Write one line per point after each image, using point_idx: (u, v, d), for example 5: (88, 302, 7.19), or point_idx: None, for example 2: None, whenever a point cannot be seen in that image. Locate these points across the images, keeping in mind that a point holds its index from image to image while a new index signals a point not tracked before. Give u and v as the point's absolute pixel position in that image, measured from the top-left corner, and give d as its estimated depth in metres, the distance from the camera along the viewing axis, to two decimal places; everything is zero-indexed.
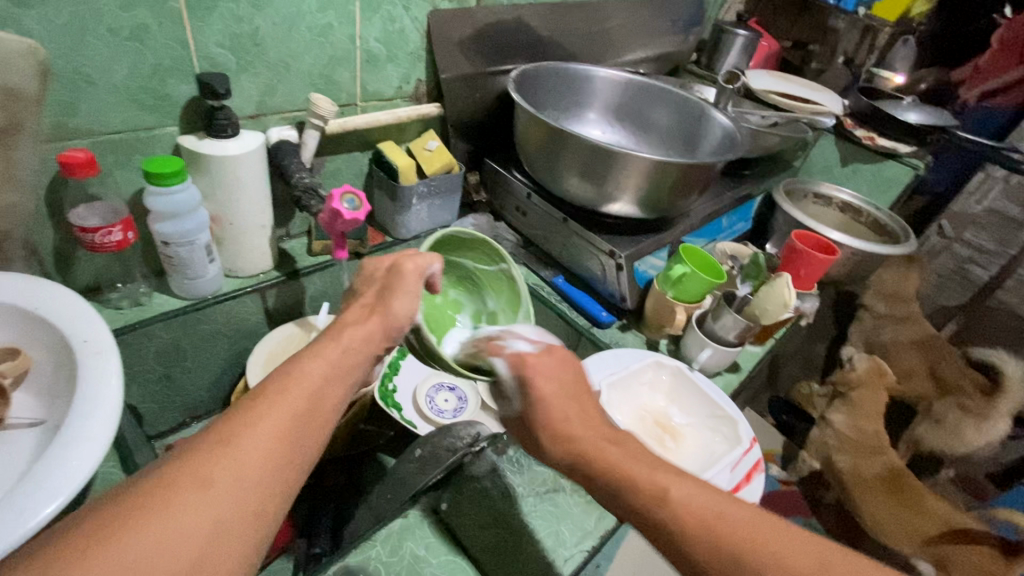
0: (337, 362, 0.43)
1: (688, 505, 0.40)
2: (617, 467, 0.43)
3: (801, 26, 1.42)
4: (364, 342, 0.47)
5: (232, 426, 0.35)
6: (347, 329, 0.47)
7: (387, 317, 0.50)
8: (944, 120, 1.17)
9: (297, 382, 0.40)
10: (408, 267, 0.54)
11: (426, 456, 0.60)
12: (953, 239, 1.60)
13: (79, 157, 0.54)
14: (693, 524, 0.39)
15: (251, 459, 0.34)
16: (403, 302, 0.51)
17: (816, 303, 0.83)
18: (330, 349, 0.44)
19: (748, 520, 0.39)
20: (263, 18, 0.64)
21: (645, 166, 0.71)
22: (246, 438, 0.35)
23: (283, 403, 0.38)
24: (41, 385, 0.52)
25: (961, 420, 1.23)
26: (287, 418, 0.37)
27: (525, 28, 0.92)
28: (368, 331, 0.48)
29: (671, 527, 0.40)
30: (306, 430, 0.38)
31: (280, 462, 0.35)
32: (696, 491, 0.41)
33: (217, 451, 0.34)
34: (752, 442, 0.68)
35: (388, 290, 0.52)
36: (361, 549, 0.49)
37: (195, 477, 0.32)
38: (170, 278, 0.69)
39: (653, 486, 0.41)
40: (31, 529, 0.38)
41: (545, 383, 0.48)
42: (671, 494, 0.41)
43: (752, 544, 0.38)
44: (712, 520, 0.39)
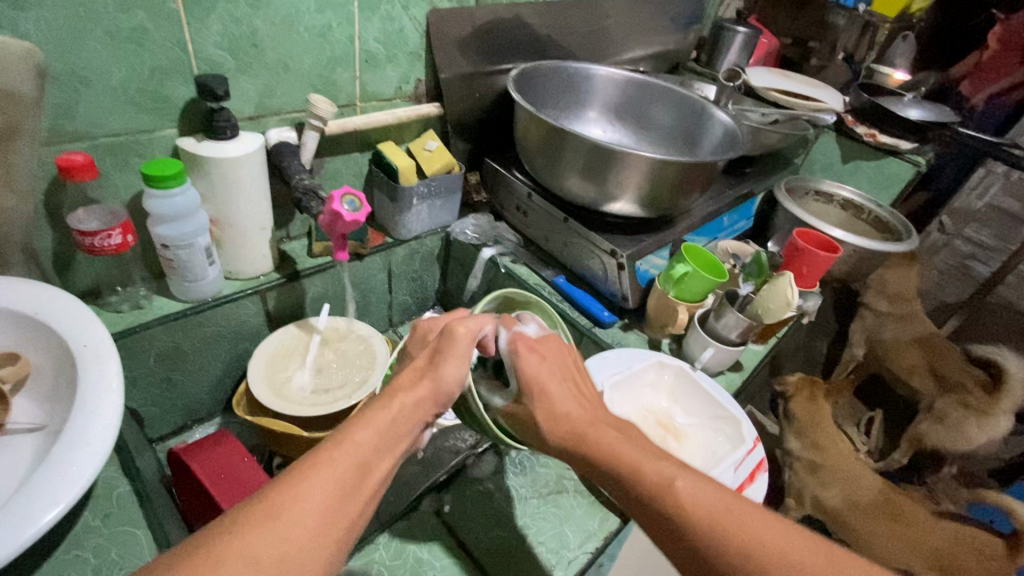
0: (387, 430, 0.41)
1: (696, 505, 0.39)
2: (618, 454, 0.43)
3: (801, 23, 1.41)
4: (416, 411, 0.44)
5: (279, 496, 0.34)
6: (399, 394, 0.44)
7: (437, 383, 0.46)
8: (945, 117, 1.15)
9: (348, 450, 0.38)
10: (459, 331, 0.48)
11: (429, 457, 0.65)
12: (953, 236, 1.60)
13: (77, 160, 0.54)
14: (700, 518, 0.39)
15: (298, 537, 0.33)
16: (454, 368, 0.47)
17: (818, 301, 0.83)
18: (383, 413, 0.42)
19: (760, 521, 0.39)
20: (260, 19, 0.64)
21: (646, 165, 0.70)
22: (294, 508, 0.34)
23: (332, 474, 0.36)
24: (41, 392, 0.52)
25: (963, 417, 1.22)
26: (337, 491, 0.36)
27: (524, 26, 0.91)
28: (419, 397, 0.44)
29: (678, 523, 0.39)
30: (353, 504, 0.36)
31: (323, 542, 0.34)
32: (699, 483, 0.40)
33: (265, 525, 0.33)
34: (755, 441, 0.68)
35: (440, 355, 0.47)
36: (365, 551, 0.50)
37: (241, 551, 0.31)
38: (170, 280, 0.69)
39: (658, 477, 0.41)
40: (35, 533, 0.37)
41: (542, 365, 0.50)
42: (679, 491, 0.40)
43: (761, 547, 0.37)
44: (720, 517, 0.39)
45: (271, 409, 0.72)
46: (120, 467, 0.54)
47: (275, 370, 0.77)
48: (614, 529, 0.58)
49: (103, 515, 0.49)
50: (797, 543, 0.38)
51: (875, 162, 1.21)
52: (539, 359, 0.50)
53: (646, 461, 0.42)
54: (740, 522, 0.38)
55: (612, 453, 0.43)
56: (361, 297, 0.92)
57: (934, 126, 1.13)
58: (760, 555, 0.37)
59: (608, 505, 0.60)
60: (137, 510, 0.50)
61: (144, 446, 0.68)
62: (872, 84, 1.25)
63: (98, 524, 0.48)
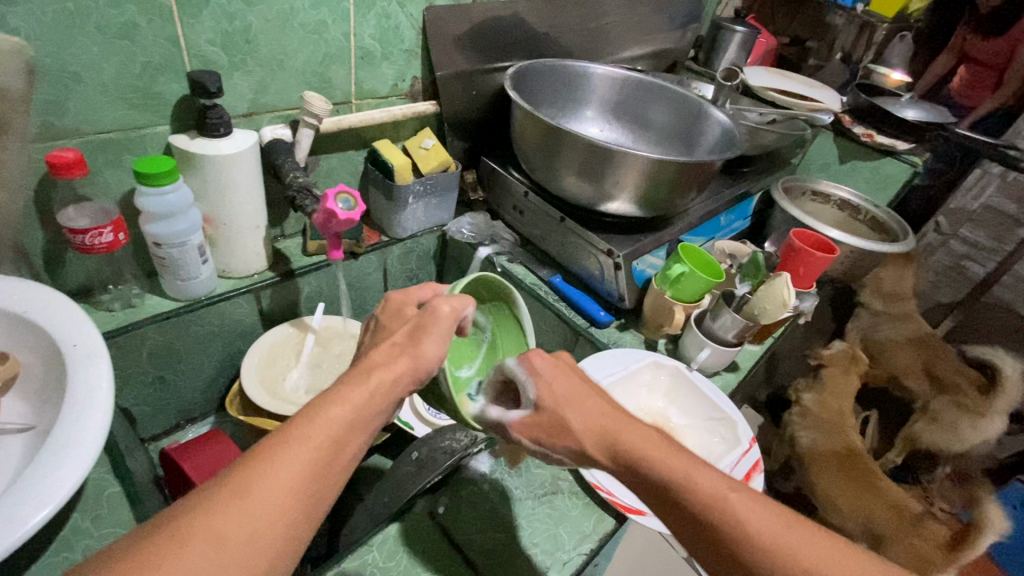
0: (362, 406, 0.40)
1: (757, 525, 0.39)
2: (664, 466, 0.42)
3: (799, 23, 1.41)
4: (392, 387, 0.42)
5: (247, 474, 0.34)
6: (376, 369, 0.42)
7: (417, 359, 0.44)
8: (943, 117, 1.16)
9: (320, 426, 0.37)
10: (443, 308, 0.47)
11: (424, 458, 0.63)
12: (949, 236, 1.56)
13: (68, 157, 0.53)
14: (756, 534, 0.39)
15: (266, 517, 0.33)
16: (435, 346, 0.45)
17: (815, 303, 0.85)
18: (359, 389, 0.40)
19: (813, 537, 0.39)
20: (255, 15, 0.63)
21: (643, 164, 0.70)
22: (262, 487, 0.33)
23: (302, 452, 0.36)
24: (31, 392, 0.52)
25: (959, 418, 1.22)
26: (307, 470, 0.35)
27: (521, 24, 0.90)
28: (396, 373, 0.43)
29: (732, 535, 0.39)
30: (323, 482, 0.36)
31: (291, 520, 0.34)
32: (752, 498, 0.40)
33: (232, 504, 0.32)
34: (751, 441, 0.68)
35: (422, 329, 0.46)
36: (358, 553, 0.49)
37: (208, 532, 0.31)
38: (163, 278, 0.68)
39: (712, 491, 0.40)
40: (22, 535, 0.37)
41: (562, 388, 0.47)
42: (734, 505, 0.40)
43: (821, 567, 0.38)
44: (773, 534, 0.39)
45: (265, 409, 0.72)
46: (111, 467, 0.53)
47: (268, 370, 0.76)
48: (610, 530, 0.57)
49: (93, 516, 0.48)
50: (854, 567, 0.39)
51: (872, 163, 1.21)
52: (551, 384, 0.47)
53: (699, 473, 0.42)
54: (792, 538, 0.39)
55: (661, 465, 0.42)
56: (357, 296, 0.91)
57: (931, 127, 1.14)
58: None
59: (604, 506, 0.60)
60: (128, 511, 0.49)
61: (136, 446, 0.67)
62: (869, 84, 1.25)
63: (87, 526, 0.47)
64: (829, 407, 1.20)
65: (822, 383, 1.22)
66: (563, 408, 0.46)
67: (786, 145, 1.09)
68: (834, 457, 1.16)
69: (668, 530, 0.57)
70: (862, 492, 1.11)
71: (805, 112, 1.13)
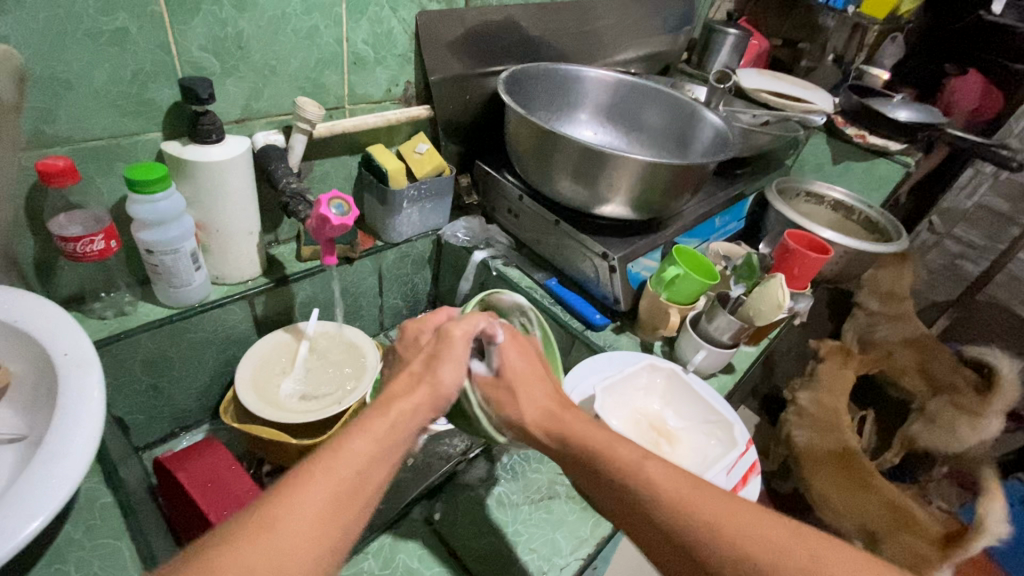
0: (385, 437, 0.40)
1: (662, 487, 0.40)
2: (584, 440, 0.45)
3: (791, 24, 1.42)
4: (411, 417, 0.42)
5: (275, 507, 0.34)
6: (396, 401, 0.43)
7: (435, 389, 0.45)
8: (935, 117, 1.14)
9: (345, 459, 0.37)
10: (456, 332, 0.48)
11: (420, 463, 0.64)
12: (943, 235, 1.63)
13: (58, 165, 0.53)
14: (664, 500, 0.40)
15: (293, 551, 0.32)
16: (451, 371, 0.46)
17: (810, 303, 0.84)
18: (381, 419, 0.41)
19: (724, 503, 0.39)
20: (246, 21, 0.63)
21: (638, 167, 0.70)
22: (289, 518, 0.33)
23: (327, 483, 0.35)
24: (21, 403, 0.51)
25: (955, 417, 1.21)
26: (332, 502, 0.35)
27: (514, 28, 0.91)
28: (415, 405, 0.43)
29: (643, 501, 0.40)
30: (350, 512, 0.36)
31: (320, 552, 0.33)
32: (668, 470, 0.41)
33: (260, 539, 0.32)
34: (747, 444, 0.68)
35: (437, 358, 0.47)
36: (354, 561, 0.50)
37: (236, 566, 0.31)
38: (156, 285, 0.68)
39: (625, 461, 0.42)
40: (11, 550, 0.36)
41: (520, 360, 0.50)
42: (644, 474, 0.41)
43: (724, 527, 0.38)
44: (683, 499, 0.39)
45: (259, 417, 0.71)
46: (104, 477, 0.53)
47: (263, 377, 0.76)
48: (607, 535, 0.57)
49: (85, 527, 0.48)
50: (773, 530, 0.38)
51: (866, 163, 1.21)
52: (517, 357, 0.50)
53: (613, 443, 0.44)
54: (699, 501, 0.39)
55: (581, 439, 0.45)
56: (351, 301, 0.91)
57: (923, 127, 1.13)
58: (725, 533, 0.37)
59: (600, 510, 0.59)
60: (121, 522, 0.49)
61: (130, 455, 0.67)
62: (862, 86, 1.26)
63: (80, 537, 0.47)
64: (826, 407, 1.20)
65: (818, 380, 1.21)
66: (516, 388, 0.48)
67: (780, 146, 1.10)
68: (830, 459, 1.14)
69: None
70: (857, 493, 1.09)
71: (798, 113, 1.13)
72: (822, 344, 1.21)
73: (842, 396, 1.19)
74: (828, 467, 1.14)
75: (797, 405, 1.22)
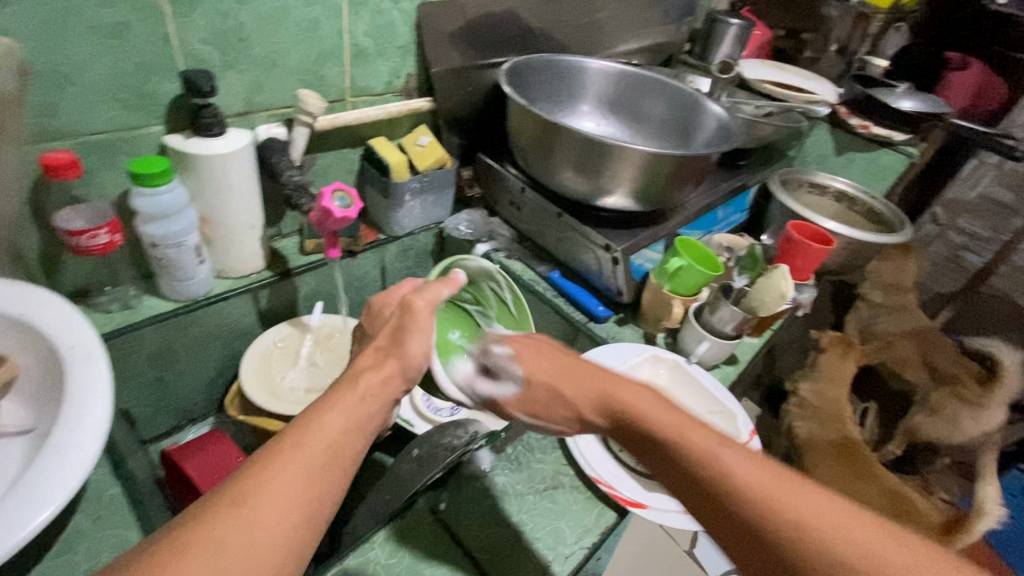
0: (356, 410, 0.41)
1: (745, 480, 0.38)
2: (654, 425, 0.43)
3: (793, 14, 1.40)
4: (382, 388, 0.43)
5: (247, 482, 0.34)
6: (364, 374, 0.44)
7: (404, 361, 0.46)
8: (939, 107, 1.13)
9: (316, 433, 0.38)
10: (418, 304, 0.49)
11: (425, 455, 0.60)
12: (947, 227, 1.61)
13: (61, 159, 0.53)
14: (748, 493, 0.38)
15: (270, 521, 0.33)
16: (419, 342, 0.47)
17: (813, 294, 0.84)
18: (349, 394, 0.42)
19: (813, 500, 0.37)
20: (247, 13, 0.63)
21: (640, 158, 0.70)
22: (263, 492, 0.33)
23: (300, 458, 0.36)
24: (28, 396, 0.52)
25: (958, 409, 1.22)
26: (306, 473, 0.35)
27: (516, 20, 0.90)
28: (385, 375, 0.44)
29: (722, 492, 0.39)
30: (325, 484, 0.36)
31: (296, 522, 0.34)
32: (750, 461, 0.39)
33: (234, 510, 0.32)
34: (751, 434, 0.68)
35: (403, 331, 0.48)
36: (361, 550, 0.49)
37: (211, 537, 0.31)
38: (160, 279, 0.68)
39: (703, 450, 0.40)
40: (22, 539, 0.37)
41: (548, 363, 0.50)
42: (725, 464, 0.39)
43: (817, 527, 0.36)
44: (768, 493, 0.37)
45: (264, 409, 0.72)
46: (112, 469, 0.53)
47: (268, 370, 0.76)
48: (612, 524, 0.58)
49: (94, 518, 0.48)
50: (891, 544, 0.35)
51: (870, 154, 1.21)
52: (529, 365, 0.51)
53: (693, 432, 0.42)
54: (786, 498, 0.37)
55: (654, 424, 0.43)
56: (354, 295, 0.91)
57: (926, 117, 1.13)
58: (815, 533, 0.36)
59: (605, 500, 0.60)
60: (129, 513, 0.49)
61: (137, 448, 0.67)
62: (865, 76, 1.25)
63: (88, 528, 0.47)
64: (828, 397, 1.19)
65: (818, 370, 1.21)
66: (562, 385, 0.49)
67: (782, 137, 1.10)
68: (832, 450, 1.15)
69: (668, 521, 0.57)
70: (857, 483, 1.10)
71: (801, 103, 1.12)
72: (823, 335, 1.19)
73: (843, 386, 1.20)
74: (830, 458, 1.15)
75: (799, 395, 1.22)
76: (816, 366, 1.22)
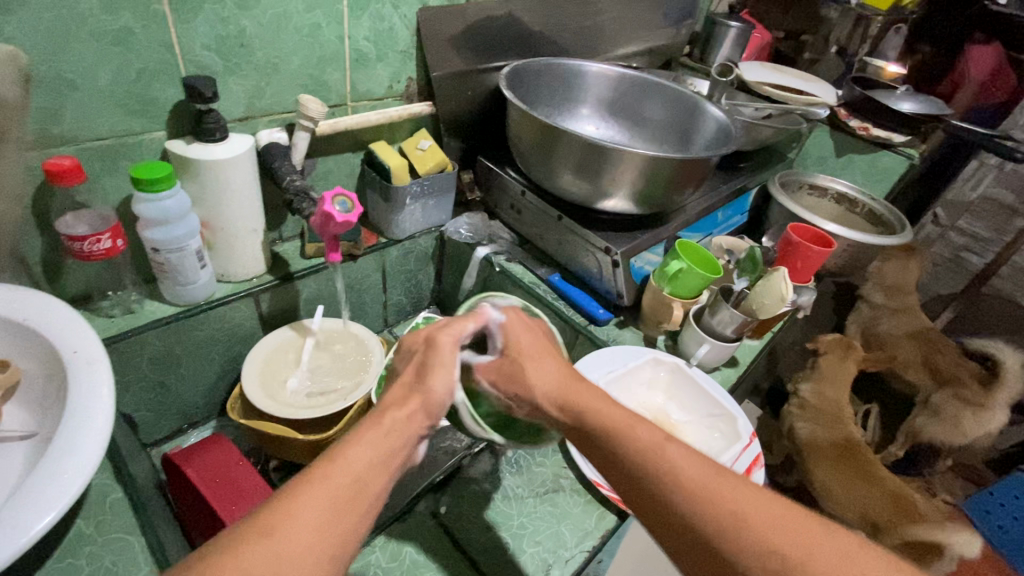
0: (382, 445, 0.40)
1: (686, 474, 0.39)
2: (604, 418, 0.44)
3: (794, 17, 1.41)
4: (407, 424, 0.42)
5: (273, 517, 0.34)
6: (390, 409, 0.43)
7: (429, 396, 0.45)
8: (939, 109, 1.13)
9: (341, 467, 0.37)
10: (442, 338, 0.48)
11: (424, 460, 0.63)
12: (947, 227, 1.64)
13: (64, 165, 0.53)
14: (685, 486, 0.39)
15: (294, 559, 0.32)
16: (442, 379, 0.46)
17: (813, 296, 0.84)
18: (376, 427, 0.41)
19: (747, 495, 0.38)
20: (249, 19, 0.63)
21: (640, 161, 0.70)
22: (288, 528, 0.33)
23: (326, 493, 0.35)
24: (31, 400, 0.52)
25: (959, 411, 1.20)
26: (329, 509, 0.35)
27: (516, 23, 0.90)
28: (410, 411, 0.43)
29: (663, 486, 0.39)
30: (348, 522, 0.35)
31: (317, 562, 0.33)
32: (689, 456, 0.40)
33: (258, 546, 0.32)
34: (751, 437, 0.69)
35: (428, 366, 0.47)
36: (362, 554, 0.51)
37: (236, 574, 0.31)
38: (162, 283, 0.68)
39: (649, 445, 0.41)
40: (24, 544, 0.37)
41: (529, 343, 0.51)
42: (668, 460, 0.40)
43: (747, 517, 0.37)
44: (703, 488, 0.38)
45: (265, 412, 0.72)
46: (115, 473, 0.53)
47: (269, 373, 0.76)
48: (612, 527, 0.58)
49: (97, 522, 0.48)
50: (814, 538, 0.37)
51: (869, 156, 1.21)
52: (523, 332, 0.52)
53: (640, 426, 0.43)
54: (722, 491, 0.38)
55: (603, 416, 0.44)
56: (355, 298, 0.91)
57: (927, 120, 1.13)
58: (744, 523, 0.37)
59: (605, 503, 0.60)
60: (131, 517, 0.49)
61: (139, 452, 0.67)
62: (865, 78, 1.25)
63: (91, 532, 0.47)
64: (828, 399, 1.18)
65: (819, 372, 1.21)
66: (519, 369, 0.49)
67: (782, 139, 1.10)
68: (835, 452, 1.13)
69: None
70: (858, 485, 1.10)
71: (801, 105, 1.13)
72: (821, 340, 1.23)
73: (844, 389, 1.19)
74: (830, 459, 1.13)
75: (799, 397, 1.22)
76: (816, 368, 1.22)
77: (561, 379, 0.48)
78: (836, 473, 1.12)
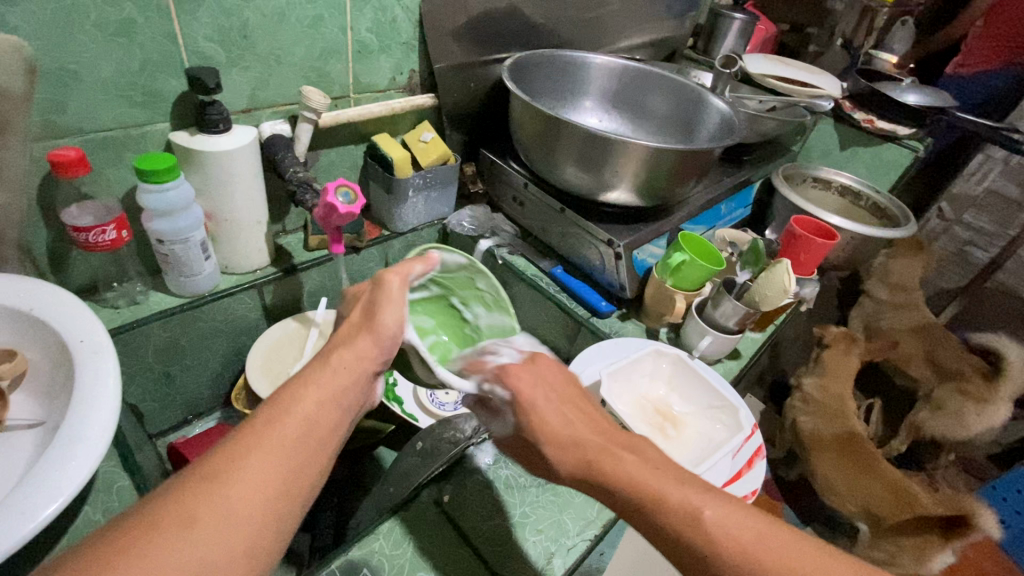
0: (327, 389, 0.42)
1: (731, 539, 0.38)
2: (634, 481, 0.41)
3: (798, 9, 1.39)
4: (355, 363, 0.45)
5: (222, 459, 0.35)
6: (335, 353, 0.45)
7: (377, 334, 0.46)
8: (945, 101, 1.13)
9: (288, 413, 0.39)
10: (390, 276, 0.48)
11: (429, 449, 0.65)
12: (952, 222, 1.62)
13: (69, 156, 0.54)
14: (733, 552, 0.37)
15: (243, 494, 0.34)
16: (391, 314, 0.47)
17: (815, 289, 0.84)
18: (323, 373, 0.43)
19: (796, 557, 0.38)
20: (251, 10, 0.63)
21: (643, 152, 0.70)
22: (238, 469, 0.35)
23: (273, 435, 0.37)
24: (38, 388, 0.52)
25: (963, 405, 1.19)
26: (278, 449, 0.37)
27: (517, 15, 0.89)
28: (358, 351, 0.45)
29: (707, 554, 0.38)
30: (298, 460, 0.37)
31: (270, 497, 0.35)
32: (729, 511, 0.39)
33: (208, 486, 0.33)
34: (752, 429, 0.68)
35: (373, 305, 0.47)
36: (364, 542, 0.50)
37: (185, 510, 0.32)
38: (166, 275, 0.69)
39: (686, 507, 0.39)
40: (33, 528, 0.37)
41: (532, 394, 0.46)
42: (707, 523, 0.38)
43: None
44: (751, 549, 0.37)
45: None
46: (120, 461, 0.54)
47: (273, 364, 0.77)
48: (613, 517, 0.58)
49: (104, 509, 0.49)
50: None
51: (873, 149, 1.20)
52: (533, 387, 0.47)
53: (672, 487, 0.40)
54: (773, 552, 0.37)
55: (628, 482, 0.41)
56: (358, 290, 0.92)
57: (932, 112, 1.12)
58: None
59: None
60: None
61: (144, 442, 0.68)
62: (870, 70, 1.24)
63: (98, 518, 0.48)
64: (831, 392, 1.18)
65: (820, 366, 1.21)
66: (534, 431, 0.45)
67: (786, 133, 1.09)
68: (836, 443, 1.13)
69: None
70: (857, 476, 1.10)
71: (805, 98, 1.12)
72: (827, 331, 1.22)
73: (847, 380, 1.19)
74: (832, 451, 1.13)
75: (802, 391, 1.21)
76: (819, 362, 1.22)
77: (574, 433, 0.45)
78: (834, 465, 1.12)
